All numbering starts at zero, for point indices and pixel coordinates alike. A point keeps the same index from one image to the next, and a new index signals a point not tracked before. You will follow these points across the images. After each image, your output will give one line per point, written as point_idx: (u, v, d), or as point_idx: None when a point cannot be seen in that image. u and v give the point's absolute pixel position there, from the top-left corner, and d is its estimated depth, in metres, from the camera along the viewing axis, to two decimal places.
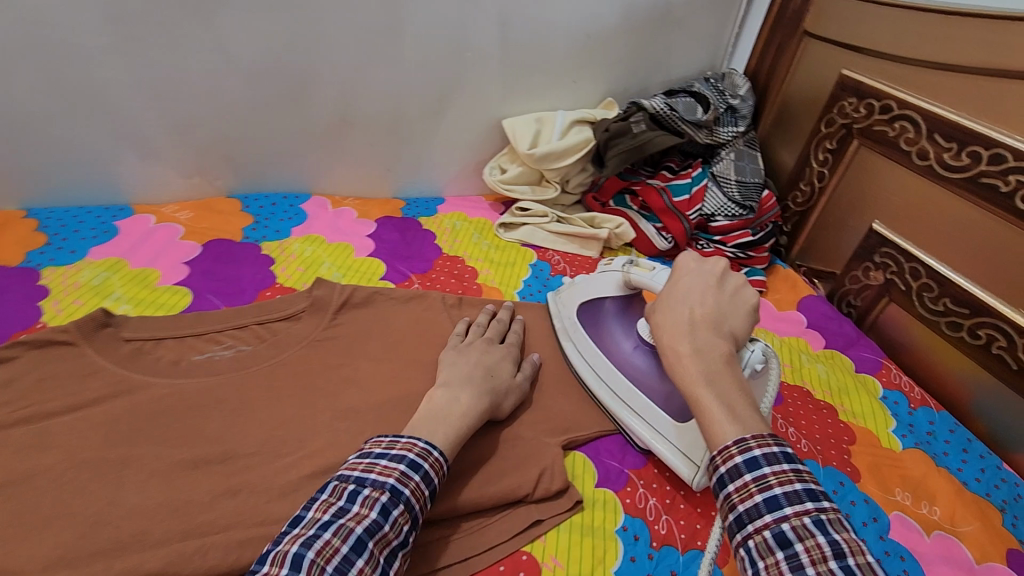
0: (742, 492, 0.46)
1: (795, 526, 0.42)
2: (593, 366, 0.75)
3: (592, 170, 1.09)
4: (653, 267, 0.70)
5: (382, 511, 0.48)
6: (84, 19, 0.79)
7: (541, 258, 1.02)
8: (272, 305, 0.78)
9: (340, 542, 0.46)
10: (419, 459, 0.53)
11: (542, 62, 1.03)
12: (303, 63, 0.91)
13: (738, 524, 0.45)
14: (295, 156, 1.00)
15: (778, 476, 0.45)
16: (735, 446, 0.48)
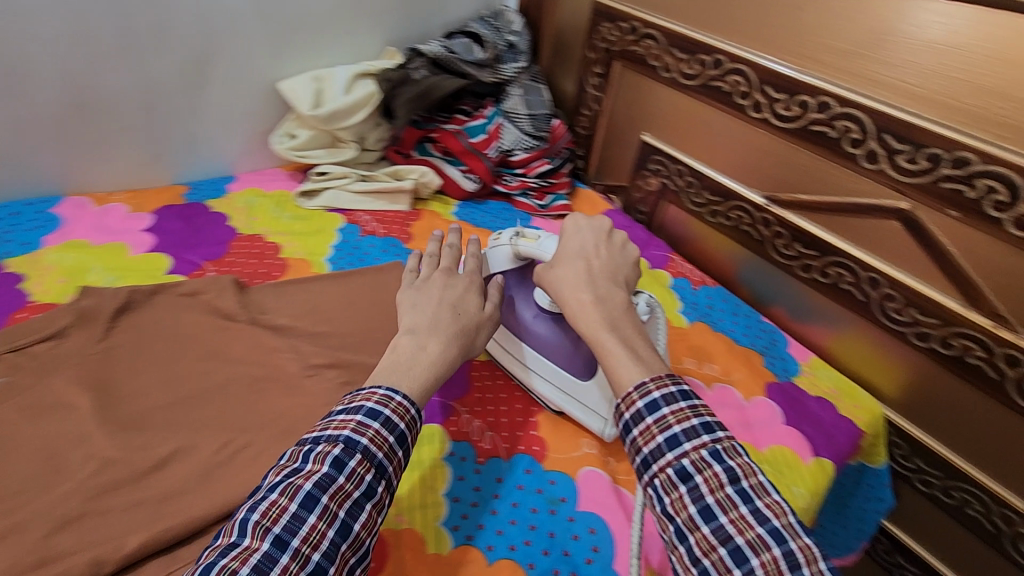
0: (646, 435, 0.52)
1: (694, 459, 0.50)
2: (502, 342, 0.76)
3: (387, 124, 1.07)
4: (538, 237, 0.72)
5: (336, 465, 0.49)
6: None
7: (349, 221, 0.99)
8: (29, 326, 0.68)
9: (291, 502, 0.47)
10: (379, 406, 0.53)
11: (304, 16, 0.98)
12: (6, 43, 0.77)
13: (645, 466, 0.52)
14: (31, 156, 0.86)
15: (676, 415, 0.52)
16: (635, 392, 0.54)
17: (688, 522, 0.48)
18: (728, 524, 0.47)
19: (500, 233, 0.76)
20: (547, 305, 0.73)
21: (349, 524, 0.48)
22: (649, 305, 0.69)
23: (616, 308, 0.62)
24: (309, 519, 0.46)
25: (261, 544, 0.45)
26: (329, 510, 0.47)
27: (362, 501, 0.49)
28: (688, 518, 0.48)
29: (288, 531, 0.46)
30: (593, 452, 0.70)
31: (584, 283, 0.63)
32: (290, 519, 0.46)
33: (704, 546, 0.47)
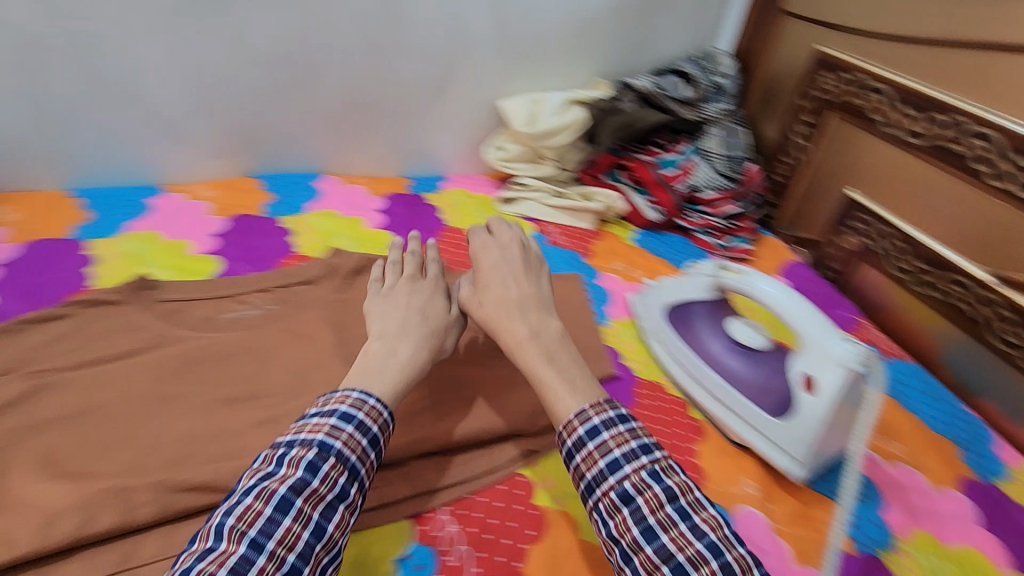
0: (588, 460, 0.53)
1: (635, 481, 0.51)
2: (687, 367, 0.81)
3: (586, 147, 1.16)
4: (743, 272, 0.78)
5: (311, 468, 0.49)
6: (105, 15, 0.83)
7: (538, 231, 1.09)
8: (294, 270, 0.86)
9: (263, 505, 0.47)
10: (352, 410, 0.54)
11: (535, 46, 1.09)
12: (315, 50, 0.97)
13: (589, 490, 0.53)
14: (308, 140, 1.06)
15: (615, 439, 0.53)
16: (577, 419, 0.55)
17: (632, 544, 0.49)
18: (670, 542, 0.48)
19: (701, 265, 0.85)
20: (743, 340, 0.79)
21: (325, 527, 0.48)
22: (865, 359, 0.66)
23: (554, 337, 0.64)
24: (292, 515, 0.47)
25: (238, 549, 0.45)
26: (303, 512, 0.48)
27: (337, 505, 0.50)
28: (632, 540, 0.49)
29: (268, 528, 0.46)
30: (753, 493, 0.69)
31: (515, 316, 0.66)
32: (267, 522, 0.46)
33: (649, 565, 0.47)
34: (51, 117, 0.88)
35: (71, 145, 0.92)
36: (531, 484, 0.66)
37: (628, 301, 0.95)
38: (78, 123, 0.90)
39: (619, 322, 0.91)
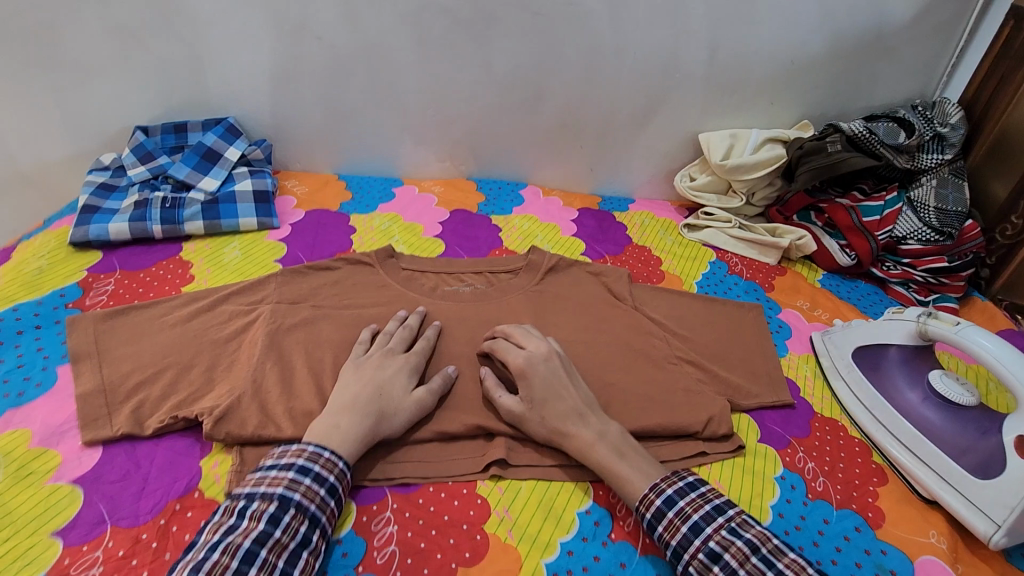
0: (670, 528, 0.59)
1: (717, 539, 0.57)
2: (872, 410, 0.79)
3: (779, 185, 1.17)
4: (956, 323, 0.75)
5: (273, 520, 0.53)
6: (395, 42, 1.04)
7: (719, 258, 1.12)
8: (501, 261, 0.96)
9: (229, 558, 0.50)
10: (308, 462, 0.58)
11: (744, 84, 1.14)
12: (545, 77, 1.10)
13: (676, 556, 0.58)
14: (521, 153, 1.21)
15: (691, 505, 0.60)
16: (652, 492, 0.61)
17: None
18: None
19: (903, 310, 0.83)
20: (947, 394, 0.75)
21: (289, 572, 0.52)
22: None
23: (618, 438, 0.66)
24: (258, 564, 0.50)
25: None
26: (267, 562, 0.51)
27: (298, 551, 0.54)
28: None
29: (263, 563, 0.51)
30: (941, 546, 0.67)
31: (578, 417, 0.66)
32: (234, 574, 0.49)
33: None
34: (338, 116, 1.12)
35: (345, 139, 1.15)
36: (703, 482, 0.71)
37: (810, 339, 0.94)
38: (354, 122, 1.13)
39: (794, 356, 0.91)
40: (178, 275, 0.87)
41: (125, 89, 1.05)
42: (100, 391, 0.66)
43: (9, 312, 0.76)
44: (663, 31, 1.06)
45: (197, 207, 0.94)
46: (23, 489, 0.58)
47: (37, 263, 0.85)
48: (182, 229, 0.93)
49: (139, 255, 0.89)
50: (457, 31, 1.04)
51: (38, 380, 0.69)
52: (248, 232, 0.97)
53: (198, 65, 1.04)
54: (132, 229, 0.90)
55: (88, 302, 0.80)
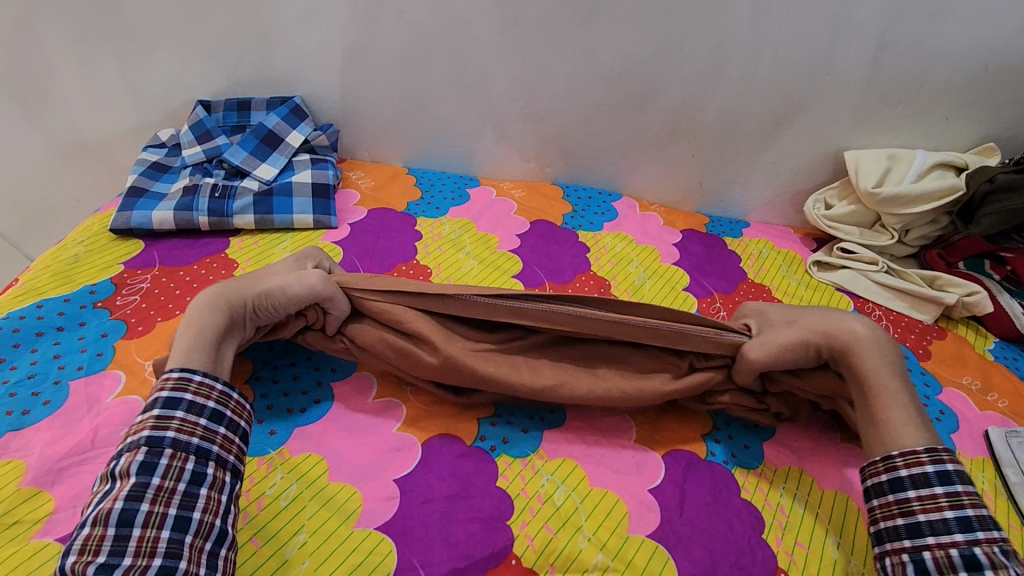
0: (930, 504, 0.52)
1: (987, 551, 0.48)
2: None
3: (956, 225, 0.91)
4: None
5: (144, 469, 0.48)
6: (486, 22, 0.88)
7: (859, 309, 0.90)
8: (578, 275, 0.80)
9: (108, 525, 0.45)
10: (173, 395, 0.52)
11: (914, 93, 0.90)
12: (659, 72, 0.91)
13: (914, 531, 0.51)
14: (618, 158, 1.03)
15: (969, 498, 0.51)
16: (928, 455, 0.53)
17: None
18: None
19: None
20: None
21: (187, 514, 0.47)
22: None
23: (895, 358, 0.61)
24: (192, 527, 0.47)
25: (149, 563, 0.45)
26: (203, 523, 0.48)
27: (194, 489, 0.49)
28: None
29: (198, 525, 0.47)
30: None
31: (847, 329, 0.62)
32: (113, 541, 0.45)
33: None
34: (414, 104, 0.98)
35: (420, 130, 1.01)
36: None
37: (986, 436, 0.72)
38: (431, 112, 0.99)
39: (968, 459, 0.69)
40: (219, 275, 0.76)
41: (187, 58, 0.95)
42: None
43: (31, 309, 0.68)
44: (819, 22, 0.84)
45: (248, 199, 0.83)
46: (4, 545, 0.48)
47: (74, 251, 0.77)
48: (229, 222, 0.82)
49: (182, 249, 0.79)
50: (561, 13, 0.87)
51: (46, 397, 0.59)
52: (302, 231, 0.85)
53: (266, 37, 0.92)
54: (176, 218, 0.80)
55: (118, 302, 0.70)
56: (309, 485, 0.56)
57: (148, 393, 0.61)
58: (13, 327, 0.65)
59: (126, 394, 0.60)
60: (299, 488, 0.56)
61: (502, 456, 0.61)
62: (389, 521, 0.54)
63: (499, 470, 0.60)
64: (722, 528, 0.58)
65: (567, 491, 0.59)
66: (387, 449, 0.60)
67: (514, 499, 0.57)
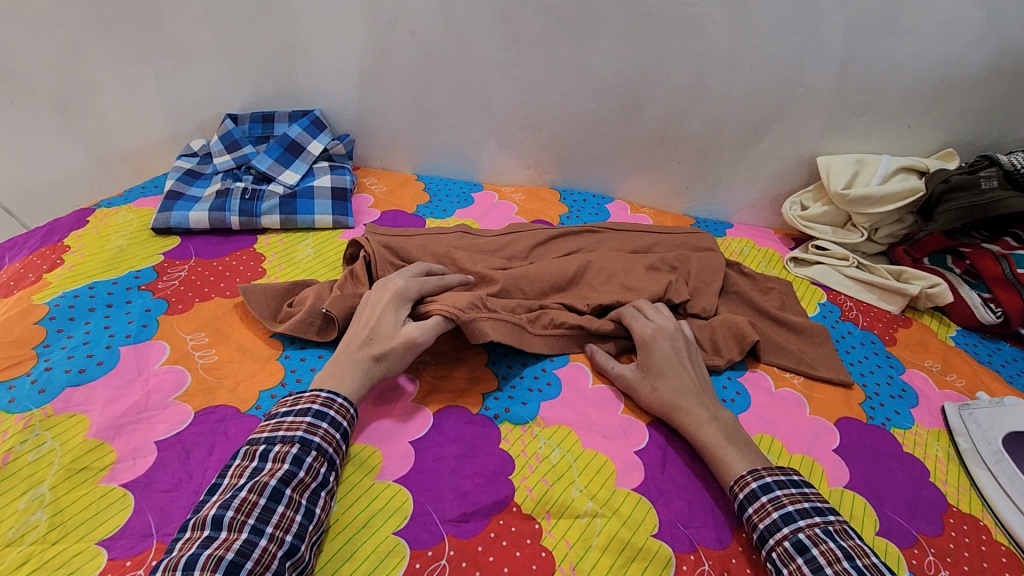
0: (761, 511, 0.58)
1: (809, 534, 0.54)
2: None
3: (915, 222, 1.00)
4: None
5: (296, 460, 0.55)
6: (488, 41, 0.98)
7: (831, 300, 0.98)
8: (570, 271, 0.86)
9: (259, 496, 0.52)
10: (324, 409, 0.60)
11: (878, 103, 0.99)
12: (646, 85, 1.01)
13: (761, 540, 0.56)
14: (610, 164, 1.12)
15: (789, 497, 0.58)
16: (749, 475, 0.60)
17: None
18: None
19: None
20: None
21: (312, 510, 0.54)
22: None
23: (731, 425, 0.66)
24: (284, 502, 0.53)
25: (277, 547, 0.50)
26: (293, 499, 0.53)
27: (319, 490, 0.56)
28: None
29: (289, 501, 0.53)
30: None
31: (701, 399, 0.68)
32: (261, 510, 0.51)
33: None
34: (423, 115, 1.07)
35: (428, 139, 1.10)
36: None
37: (943, 411, 0.79)
38: (439, 123, 1.08)
39: (925, 431, 0.77)
40: (250, 267, 0.85)
41: (219, 76, 1.05)
42: (203, 391, 0.66)
43: (83, 289, 0.76)
44: (788, 40, 0.94)
45: (275, 201, 0.92)
46: (75, 487, 0.56)
47: (117, 242, 0.86)
48: (258, 222, 0.91)
49: (215, 244, 0.88)
50: (556, 33, 0.96)
51: (100, 359, 0.67)
52: (322, 230, 0.94)
53: (291, 56, 1.02)
54: (210, 218, 0.89)
55: (161, 285, 0.79)
56: None
57: (192, 365, 0.69)
58: (69, 303, 0.74)
59: (172, 363, 0.69)
60: None
61: (504, 422, 0.69)
62: (405, 474, 0.62)
63: (502, 435, 0.68)
64: (699, 484, 0.65)
65: (562, 453, 0.66)
66: (402, 416, 0.68)
67: (515, 459, 0.65)
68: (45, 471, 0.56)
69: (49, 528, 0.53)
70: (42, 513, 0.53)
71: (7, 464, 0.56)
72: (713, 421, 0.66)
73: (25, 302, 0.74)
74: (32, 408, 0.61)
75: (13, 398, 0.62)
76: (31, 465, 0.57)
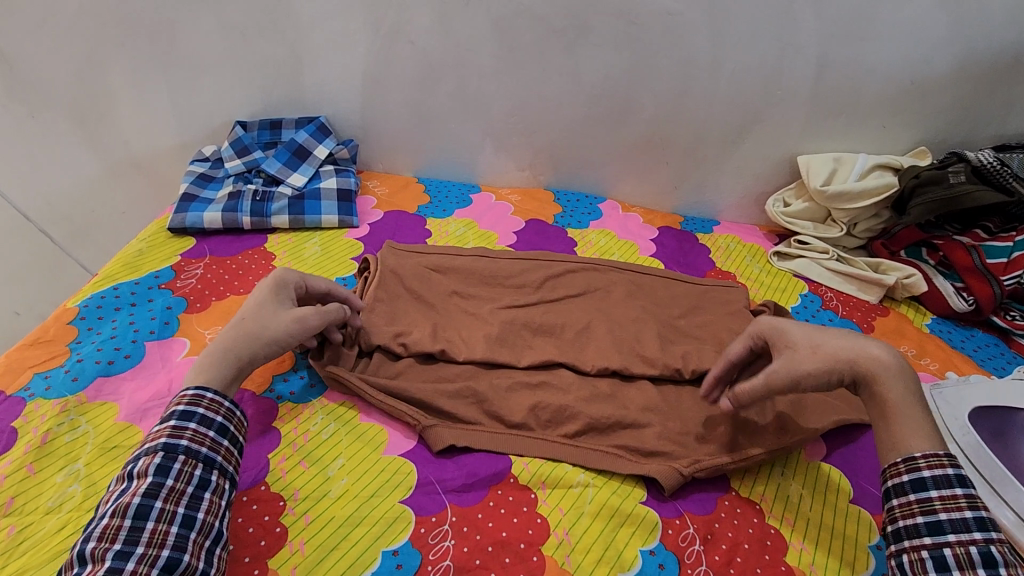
0: (951, 502, 0.50)
1: (1001, 550, 0.48)
2: (992, 482, 0.70)
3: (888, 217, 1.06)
4: None
5: (161, 470, 0.52)
6: (484, 49, 1.03)
7: (812, 292, 1.03)
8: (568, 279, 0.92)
9: (124, 517, 0.49)
10: (189, 408, 0.56)
11: (853, 105, 1.05)
12: (634, 90, 1.06)
13: (934, 529, 0.50)
14: (602, 165, 1.17)
15: (984, 498, 0.50)
16: (948, 457, 0.52)
17: None
18: None
19: None
20: None
21: (191, 516, 0.51)
22: None
23: (913, 377, 0.57)
24: (155, 515, 0.50)
25: (149, 566, 0.47)
26: (165, 511, 0.50)
27: (198, 494, 0.52)
28: None
29: (160, 514, 0.50)
30: None
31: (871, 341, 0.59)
32: (127, 531, 0.48)
33: None
34: (423, 120, 1.13)
35: (428, 144, 1.16)
36: (786, 543, 0.63)
37: (917, 392, 0.84)
38: (438, 127, 1.13)
39: None
40: (261, 264, 0.90)
41: (228, 85, 1.10)
42: None
43: (109, 290, 0.81)
44: (767, 45, 0.99)
45: (283, 202, 0.97)
46: (107, 462, 0.60)
47: (137, 246, 0.91)
48: (268, 222, 0.96)
49: (228, 244, 0.93)
50: (549, 42, 1.02)
51: (127, 352, 0.72)
52: (329, 229, 0.99)
53: (297, 66, 1.07)
54: (223, 218, 0.94)
55: (178, 284, 0.84)
56: (344, 424, 0.69)
57: None
58: (96, 303, 0.79)
59: (193, 356, 0.74)
60: (337, 426, 0.69)
61: None
62: (410, 449, 0.67)
63: None
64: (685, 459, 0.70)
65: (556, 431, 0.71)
66: None
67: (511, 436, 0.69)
68: (81, 450, 0.61)
69: (83, 497, 0.57)
70: (78, 485, 0.58)
71: (47, 444, 0.61)
72: (899, 370, 0.57)
73: (60, 306, 0.79)
74: (67, 395, 0.66)
75: (49, 386, 0.67)
76: (68, 445, 0.62)
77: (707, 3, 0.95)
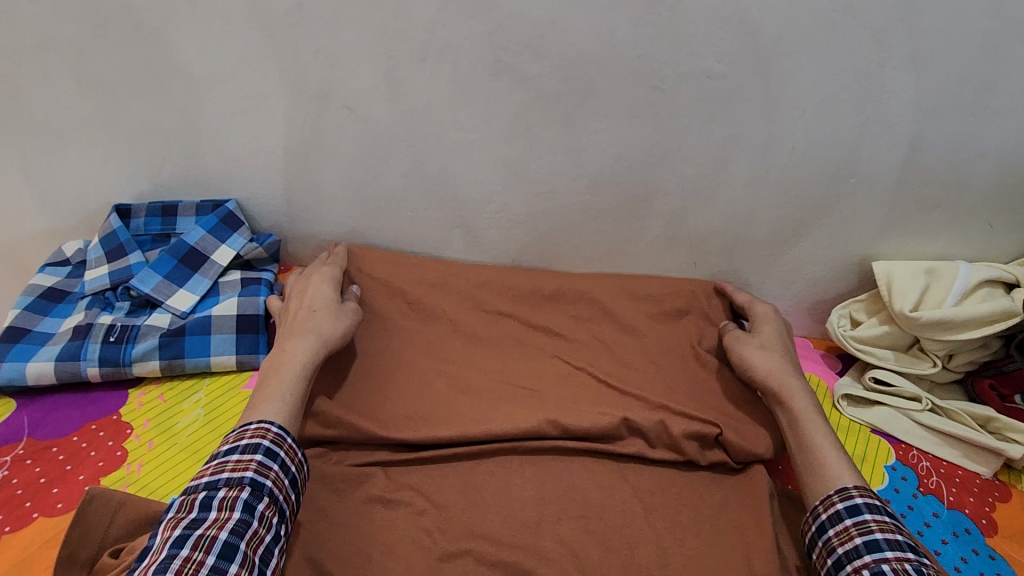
0: (843, 535, 0.54)
1: (895, 566, 0.49)
2: None
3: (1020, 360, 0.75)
4: None
5: (247, 508, 0.48)
6: (448, 120, 0.74)
7: (903, 460, 0.74)
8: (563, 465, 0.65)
9: (205, 555, 0.45)
10: (274, 446, 0.53)
11: (951, 198, 0.77)
12: (655, 176, 0.78)
13: (837, 564, 0.53)
14: (608, 266, 0.89)
15: (879, 522, 0.53)
16: (836, 494, 0.57)
17: None
18: None
19: None
20: None
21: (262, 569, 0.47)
22: None
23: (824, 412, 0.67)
24: (236, 560, 0.46)
25: None
26: (245, 557, 0.46)
27: (272, 545, 0.49)
28: None
29: (240, 560, 0.46)
30: None
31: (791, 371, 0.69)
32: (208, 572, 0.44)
33: None
34: (369, 208, 0.84)
35: (377, 236, 0.87)
36: None
37: None
38: (390, 217, 0.85)
39: None
40: (105, 450, 0.60)
41: (104, 159, 0.81)
42: None
43: None
44: (842, 122, 0.71)
45: (151, 341, 0.67)
46: None
47: None
48: (128, 371, 0.66)
49: (63, 413, 0.64)
50: (539, 114, 0.73)
51: None
52: (222, 375, 0.69)
53: (192, 136, 0.78)
54: (58, 371, 0.65)
55: None
56: None
57: None
58: None
59: None
60: None
61: None
62: None
63: None
64: None
65: None
66: None
67: None
68: None
69: None
70: None
71: None
72: (807, 395, 0.67)
73: None
74: None
75: None
76: None
77: (760, 65, 0.67)
